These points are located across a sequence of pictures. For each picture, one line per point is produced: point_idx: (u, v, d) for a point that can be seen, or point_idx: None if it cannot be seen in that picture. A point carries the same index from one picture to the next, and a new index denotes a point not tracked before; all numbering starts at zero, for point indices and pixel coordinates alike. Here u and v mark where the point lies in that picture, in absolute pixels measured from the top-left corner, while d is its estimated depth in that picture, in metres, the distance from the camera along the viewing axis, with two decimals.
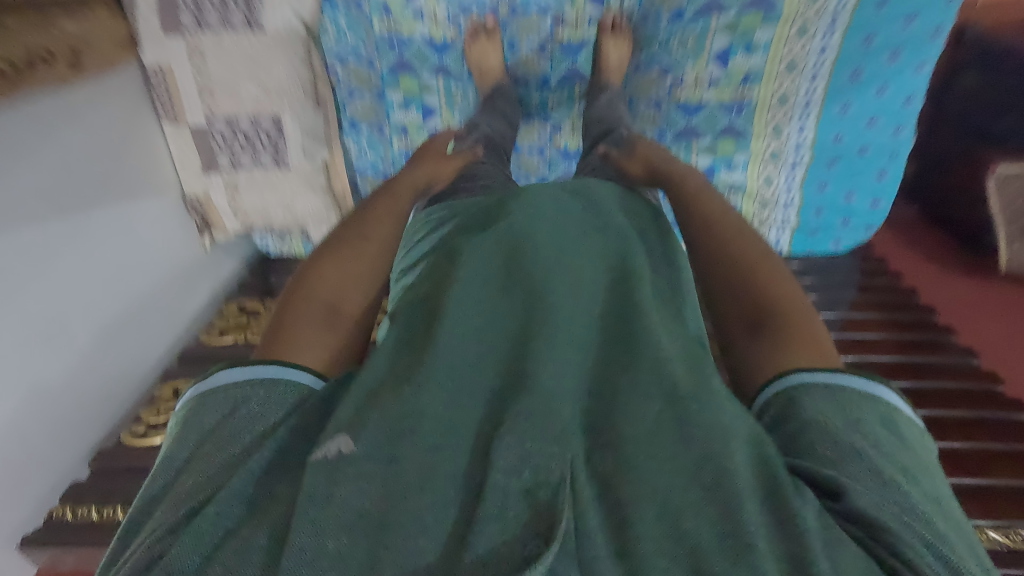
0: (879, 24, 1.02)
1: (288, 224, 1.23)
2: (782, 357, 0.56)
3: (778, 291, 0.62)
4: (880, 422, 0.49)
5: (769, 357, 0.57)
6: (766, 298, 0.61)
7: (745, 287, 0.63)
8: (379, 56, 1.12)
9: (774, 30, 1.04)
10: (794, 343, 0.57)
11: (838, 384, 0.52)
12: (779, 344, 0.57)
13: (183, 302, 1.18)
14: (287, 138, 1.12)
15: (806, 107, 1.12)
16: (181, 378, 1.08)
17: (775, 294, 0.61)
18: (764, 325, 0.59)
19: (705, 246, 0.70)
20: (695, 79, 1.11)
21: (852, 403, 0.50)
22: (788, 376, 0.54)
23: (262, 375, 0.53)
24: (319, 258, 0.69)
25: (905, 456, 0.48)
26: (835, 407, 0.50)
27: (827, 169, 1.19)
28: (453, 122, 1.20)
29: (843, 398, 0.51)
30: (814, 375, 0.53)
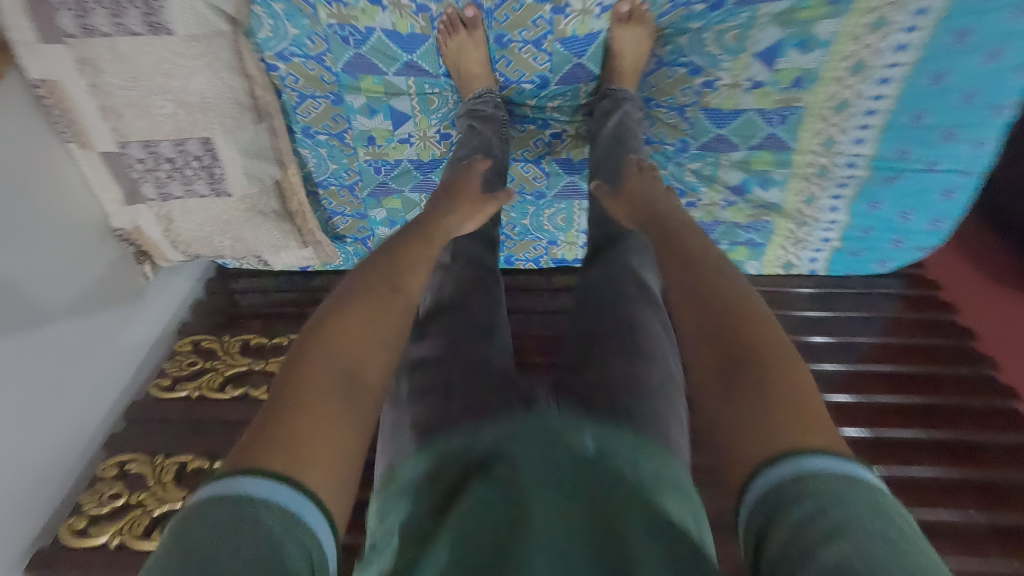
0: (980, 13, 0.78)
1: (241, 253, 1.05)
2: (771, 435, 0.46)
3: (764, 347, 0.52)
4: (868, 511, 0.41)
5: (754, 432, 0.46)
6: (753, 355, 0.51)
7: (728, 343, 0.53)
8: (331, 52, 0.88)
9: (841, 21, 0.80)
10: (784, 413, 0.47)
11: (811, 468, 0.43)
12: (769, 414, 0.47)
13: (123, 345, 1.02)
14: (224, 162, 0.90)
15: (868, 116, 0.90)
16: (125, 448, 0.95)
17: (763, 350, 0.52)
18: (749, 389, 0.49)
19: (684, 288, 0.60)
20: (733, 81, 0.88)
21: (837, 492, 0.41)
22: (755, 480, 0.44)
23: (282, 502, 0.43)
24: (352, 303, 0.58)
25: (909, 552, 0.39)
26: (812, 509, 0.41)
27: (886, 186, 0.98)
28: (430, 129, 0.99)
29: (822, 491, 0.42)
30: (799, 457, 0.44)
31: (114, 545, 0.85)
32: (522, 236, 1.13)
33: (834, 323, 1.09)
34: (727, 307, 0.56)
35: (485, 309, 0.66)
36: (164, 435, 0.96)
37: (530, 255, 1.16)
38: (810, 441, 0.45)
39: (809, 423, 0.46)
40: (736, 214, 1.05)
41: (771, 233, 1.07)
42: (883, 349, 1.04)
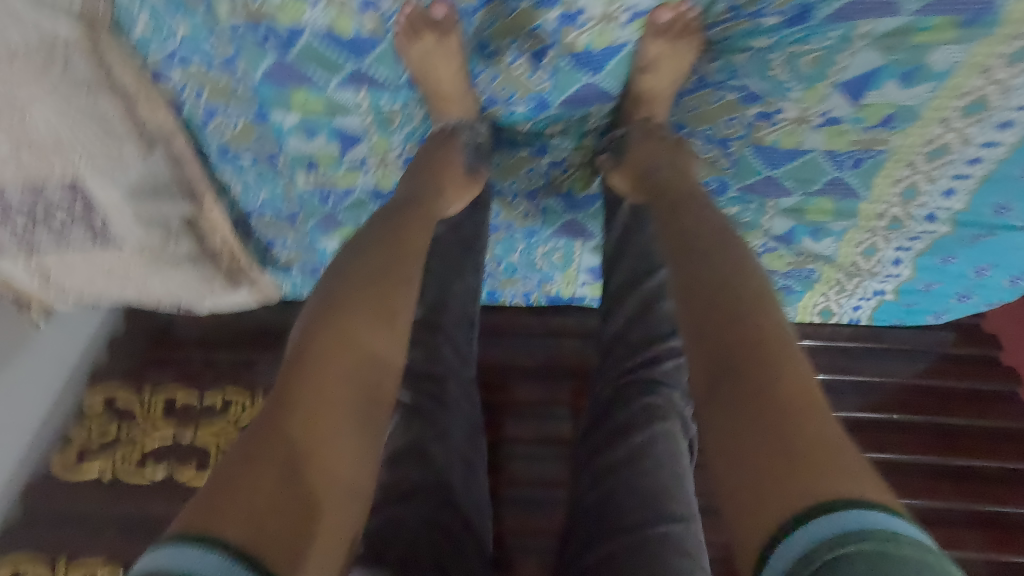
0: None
1: (151, 301, 0.83)
2: (786, 485, 0.36)
3: (774, 355, 0.41)
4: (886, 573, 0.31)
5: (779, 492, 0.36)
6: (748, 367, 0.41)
7: (726, 354, 0.43)
8: (242, 57, 0.62)
9: (968, 48, 0.57)
10: (795, 454, 0.37)
11: (808, 550, 0.33)
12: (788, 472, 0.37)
13: (12, 417, 0.81)
14: (105, 209, 0.67)
15: (970, 165, 0.67)
16: (22, 551, 0.78)
17: (770, 366, 0.41)
18: (745, 413, 0.40)
19: (683, 286, 0.50)
20: (800, 116, 0.65)
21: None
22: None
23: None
24: (337, 296, 0.50)
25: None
26: None
27: (966, 244, 0.77)
28: (390, 152, 0.75)
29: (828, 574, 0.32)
30: (807, 524, 0.34)
31: None
32: (509, 273, 0.92)
33: (860, 389, 0.95)
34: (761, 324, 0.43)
35: (460, 505, 0.49)
36: (67, 533, 0.80)
37: (518, 291, 0.96)
38: (827, 492, 0.35)
39: (825, 460, 0.36)
40: (774, 262, 0.85)
41: (812, 282, 0.88)
42: (913, 431, 0.91)
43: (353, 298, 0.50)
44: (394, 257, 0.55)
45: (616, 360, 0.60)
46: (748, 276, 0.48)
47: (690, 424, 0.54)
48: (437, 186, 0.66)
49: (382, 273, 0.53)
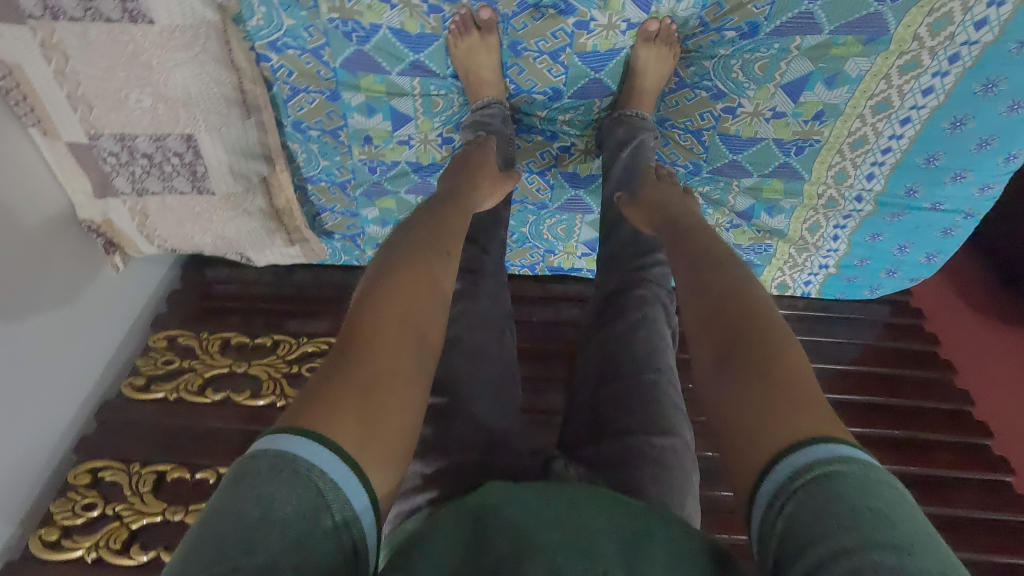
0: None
1: (221, 250, 0.99)
2: (789, 426, 0.43)
3: (774, 335, 0.49)
4: (857, 487, 0.38)
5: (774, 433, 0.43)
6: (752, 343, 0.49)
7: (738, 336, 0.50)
8: (330, 46, 0.81)
9: (871, 60, 0.78)
10: (796, 407, 0.44)
11: (813, 465, 0.40)
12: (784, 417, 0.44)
13: (94, 342, 0.95)
14: (206, 162, 0.84)
15: (883, 154, 0.88)
16: (98, 454, 0.91)
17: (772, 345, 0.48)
18: (754, 381, 0.47)
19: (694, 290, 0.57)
20: (754, 111, 0.85)
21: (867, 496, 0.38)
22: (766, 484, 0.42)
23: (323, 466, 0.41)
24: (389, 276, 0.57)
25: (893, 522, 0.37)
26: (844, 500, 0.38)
27: (888, 221, 0.97)
28: (432, 132, 0.93)
29: (811, 487, 0.39)
30: (806, 454, 0.41)
31: (91, 559, 0.82)
32: (519, 243, 1.10)
33: (817, 351, 1.11)
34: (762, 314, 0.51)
35: (497, 368, 0.64)
36: (138, 438, 0.93)
37: (525, 261, 1.13)
38: (820, 430, 0.42)
39: (818, 413, 0.43)
40: (738, 236, 1.04)
41: (770, 256, 1.07)
42: (861, 377, 1.07)
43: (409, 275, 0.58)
44: (427, 236, 0.64)
45: (611, 276, 0.78)
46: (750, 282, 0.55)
47: (671, 315, 0.72)
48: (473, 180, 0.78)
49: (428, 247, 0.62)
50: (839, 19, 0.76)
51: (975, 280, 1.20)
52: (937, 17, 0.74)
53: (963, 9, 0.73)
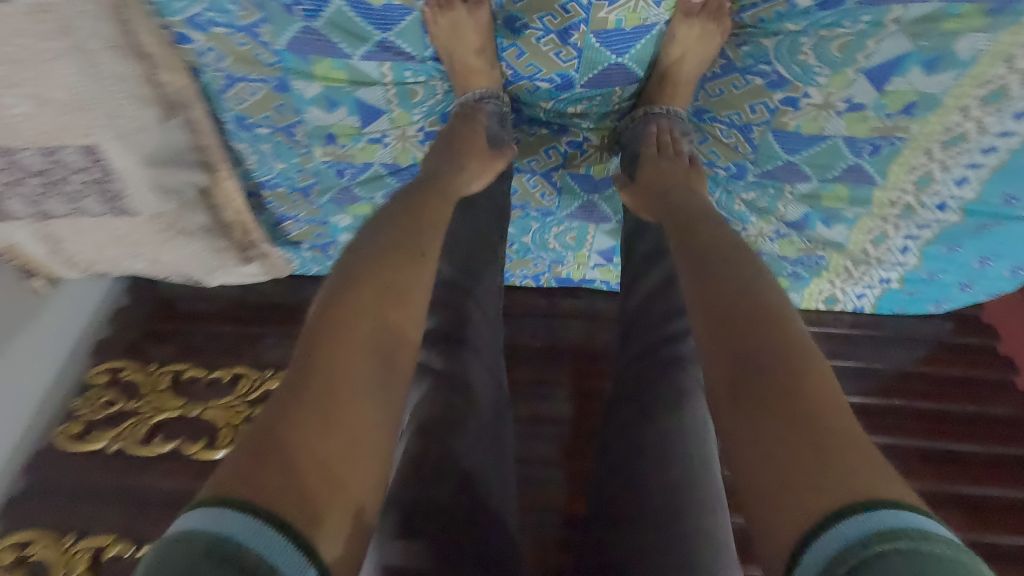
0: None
1: (160, 274, 0.82)
2: (821, 484, 0.34)
3: (792, 348, 0.40)
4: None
5: (796, 494, 0.35)
6: (775, 365, 0.39)
7: (754, 359, 0.40)
8: (270, 22, 0.61)
9: (989, 36, 0.58)
10: (828, 460, 0.35)
11: (852, 545, 0.31)
12: (806, 461, 0.35)
13: (17, 387, 0.80)
14: (124, 178, 0.66)
15: (985, 155, 0.69)
16: (25, 522, 0.77)
17: (790, 357, 0.40)
18: (776, 417, 0.38)
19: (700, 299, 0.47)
20: (824, 100, 0.66)
21: None
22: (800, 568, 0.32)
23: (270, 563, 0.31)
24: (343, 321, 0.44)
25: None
26: None
27: (973, 233, 0.79)
28: (411, 127, 0.73)
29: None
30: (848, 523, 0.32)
31: None
32: (520, 253, 0.92)
33: (861, 378, 0.97)
34: (769, 315, 0.43)
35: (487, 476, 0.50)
36: (72, 503, 0.79)
37: (528, 272, 0.96)
38: (869, 494, 0.33)
39: (857, 462, 0.35)
40: (786, 247, 0.86)
41: (821, 269, 0.90)
42: (917, 417, 0.92)
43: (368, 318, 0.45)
44: (395, 258, 0.50)
45: (632, 334, 0.62)
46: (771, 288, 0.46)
47: None
48: (459, 174, 0.64)
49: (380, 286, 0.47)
50: None
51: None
52: None
53: None
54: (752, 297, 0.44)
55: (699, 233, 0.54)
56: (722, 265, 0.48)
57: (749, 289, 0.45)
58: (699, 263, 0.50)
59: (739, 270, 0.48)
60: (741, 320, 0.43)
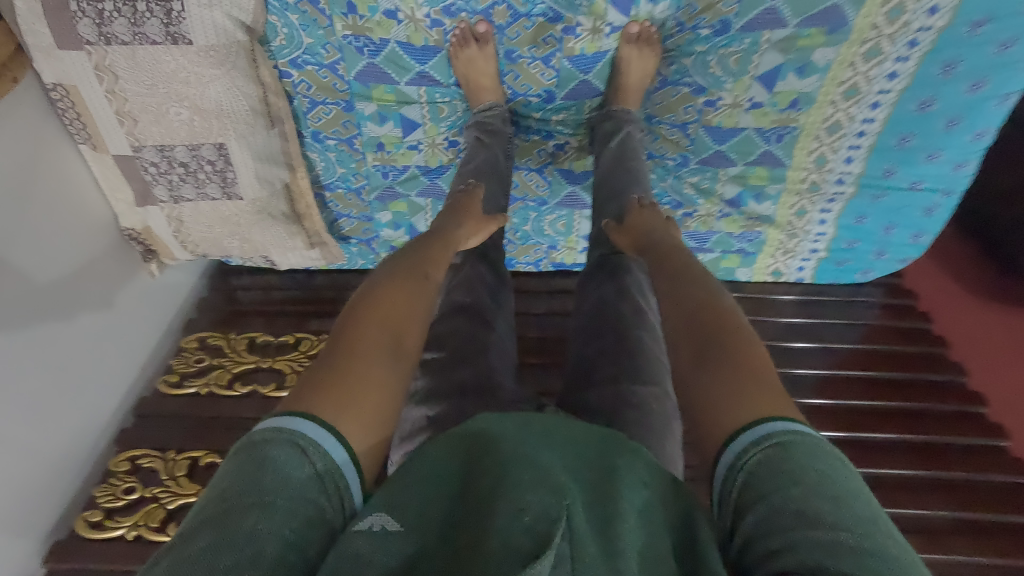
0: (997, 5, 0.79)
1: (248, 255, 1.08)
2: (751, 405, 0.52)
3: (739, 332, 0.59)
4: (809, 455, 0.47)
5: (734, 409, 0.52)
6: (733, 343, 0.58)
7: (694, 319, 0.62)
8: (345, 62, 0.90)
9: (837, 50, 0.85)
10: (756, 387, 0.53)
11: (765, 435, 0.48)
12: (743, 392, 0.53)
13: (132, 341, 1.03)
14: (235, 166, 0.92)
15: (859, 137, 0.94)
16: (138, 442, 0.98)
17: (736, 338, 0.58)
18: (728, 371, 0.55)
19: (659, 293, 0.69)
20: (733, 101, 0.92)
21: (800, 460, 0.46)
22: (720, 463, 0.50)
23: (314, 440, 0.50)
24: (375, 293, 0.65)
25: (837, 481, 0.45)
26: (783, 454, 0.47)
27: (871, 202, 1.03)
28: (439, 136, 1.01)
29: (771, 453, 0.47)
30: (771, 424, 0.50)
31: (130, 537, 0.87)
32: (523, 241, 1.16)
33: (812, 331, 1.15)
34: (726, 315, 0.61)
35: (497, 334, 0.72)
36: (171, 431, 0.99)
37: (530, 258, 1.19)
38: (778, 412, 0.51)
39: (775, 397, 0.52)
40: (731, 225, 1.10)
41: (763, 243, 1.12)
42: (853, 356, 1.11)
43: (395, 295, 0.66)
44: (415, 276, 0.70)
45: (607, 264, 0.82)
46: (708, 279, 0.67)
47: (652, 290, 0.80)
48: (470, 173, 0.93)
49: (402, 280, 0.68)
50: (802, 15, 0.83)
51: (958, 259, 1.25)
52: (892, 7, 0.80)
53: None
54: (714, 303, 0.63)
55: (670, 257, 0.72)
56: (686, 280, 0.68)
57: (715, 298, 0.64)
58: (669, 276, 0.69)
59: (701, 283, 0.67)
60: (706, 315, 0.62)
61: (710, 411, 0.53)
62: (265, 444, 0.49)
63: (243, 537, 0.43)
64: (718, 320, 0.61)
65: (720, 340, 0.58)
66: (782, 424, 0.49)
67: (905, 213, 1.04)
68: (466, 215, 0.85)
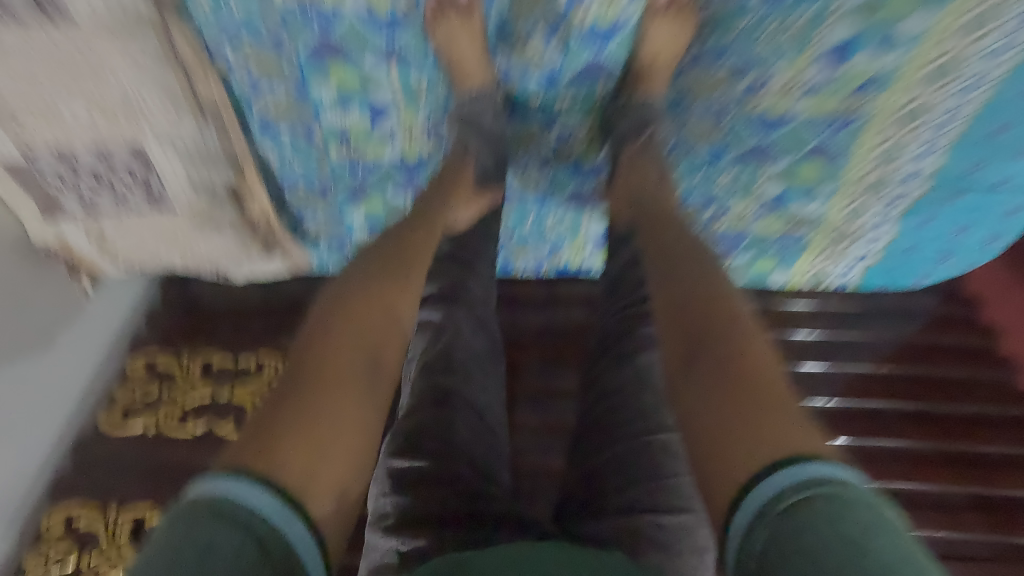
0: None
1: (194, 267, 0.91)
2: (764, 438, 0.44)
3: (740, 336, 0.51)
4: (850, 519, 0.38)
5: (747, 451, 0.43)
6: (734, 350, 0.50)
7: (683, 317, 0.54)
8: (290, 36, 0.69)
9: (933, 14, 0.65)
10: (765, 413, 0.45)
11: (796, 485, 0.40)
12: (752, 421, 0.45)
13: (64, 373, 0.87)
14: (160, 171, 0.76)
15: (942, 126, 0.75)
16: (77, 492, 0.85)
17: (737, 343, 0.50)
18: (728, 392, 0.47)
19: (650, 282, 0.61)
20: (789, 82, 0.72)
21: (838, 522, 0.38)
22: (737, 515, 0.41)
23: (273, 524, 0.39)
24: (336, 319, 0.53)
25: (870, 553, 0.37)
26: (822, 519, 0.38)
27: (944, 202, 0.85)
28: (416, 124, 0.81)
29: (802, 507, 0.39)
30: (793, 466, 0.41)
31: None
32: (520, 243, 0.97)
33: (853, 350, 1.00)
34: (721, 313, 0.53)
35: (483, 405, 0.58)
36: (116, 478, 0.86)
37: (529, 262, 1.00)
38: (799, 443, 0.43)
39: (782, 416, 0.45)
40: (768, 225, 0.91)
41: (805, 246, 0.94)
42: (894, 382, 0.98)
43: (346, 355, 0.51)
44: (387, 280, 0.58)
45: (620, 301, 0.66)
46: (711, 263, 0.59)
47: None
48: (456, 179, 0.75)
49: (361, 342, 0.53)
50: None
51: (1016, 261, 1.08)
52: None
53: None
54: (709, 299, 0.54)
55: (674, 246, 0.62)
56: (681, 272, 0.58)
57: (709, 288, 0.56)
58: (665, 270, 0.60)
59: (696, 274, 0.58)
60: (701, 319, 0.53)
61: (718, 443, 0.45)
62: (209, 527, 0.37)
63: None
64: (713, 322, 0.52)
65: (719, 350, 0.50)
66: (812, 468, 0.40)
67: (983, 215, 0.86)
68: (442, 242, 0.69)
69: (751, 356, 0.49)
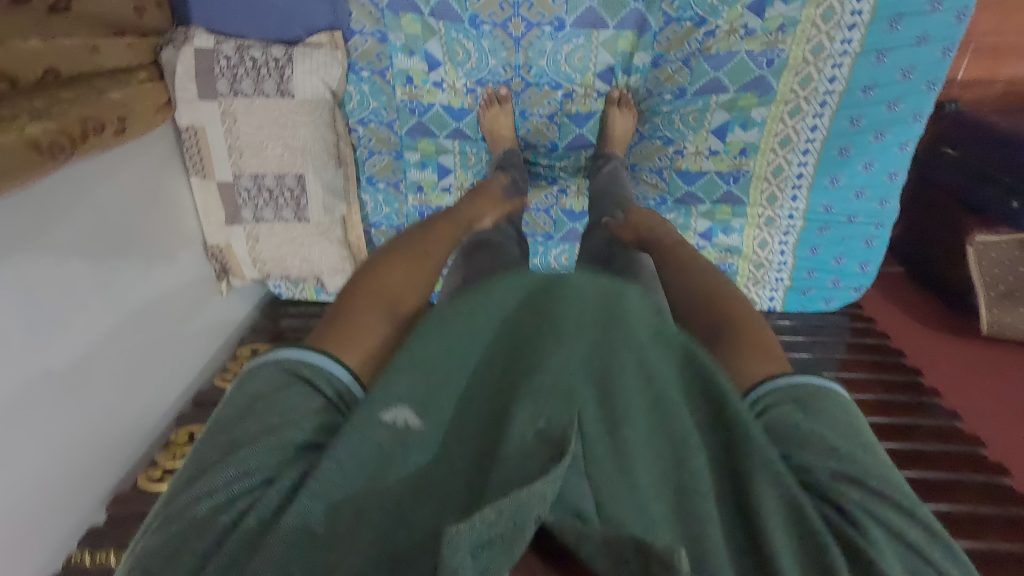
0: (877, 75, 1.08)
1: (304, 273, 1.27)
2: (751, 362, 0.61)
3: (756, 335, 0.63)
4: (837, 410, 0.57)
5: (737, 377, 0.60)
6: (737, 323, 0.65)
7: (687, 292, 0.73)
8: (400, 120, 1.18)
9: (768, 108, 1.12)
10: (751, 350, 0.62)
11: (796, 382, 0.58)
12: (741, 356, 0.62)
13: (197, 339, 1.20)
14: (308, 194, 1.17)
15: (799, 178, 1.19)
16: (195, 420, 1.13)
17: (738, 324, 0.65)
18: (734, 341, 0.64)
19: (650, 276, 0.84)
20: (695, 150, 1.18)
21: (831, 410, 0.57)
22: (761, 387, 0.58)
23: (288, 354, 0.58)
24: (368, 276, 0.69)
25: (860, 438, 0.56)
26: (823, 405, 0.57)
27: (819, 234, 1.25)
28: (466, 181, 1.24)
29: (807, 396, 0.57)
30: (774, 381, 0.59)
31: None
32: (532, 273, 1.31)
33: (808, 343, 1.29)
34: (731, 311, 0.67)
35: None
36: None
37: None
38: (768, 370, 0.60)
39: (767, 355, 0.62)
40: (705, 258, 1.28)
41: (736, 274, 1.30)
42: (845, 359, 1.25)
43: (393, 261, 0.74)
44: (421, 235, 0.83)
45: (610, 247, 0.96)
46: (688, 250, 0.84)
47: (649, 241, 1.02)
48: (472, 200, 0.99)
49: (409, 250, 0.77)
50: (738, 83, 1.10)
51: (912, 298, 1.53)
52: (803, 77, 1.09)
53: (819, 72, 1.08)
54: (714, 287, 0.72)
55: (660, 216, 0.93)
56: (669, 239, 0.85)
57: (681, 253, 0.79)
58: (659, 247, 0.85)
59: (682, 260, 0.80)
60: (705, 300, 0.70)
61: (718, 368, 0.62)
62: (262, 375, 0.57)
63: (252, 442, 0.50)
64: (722, 308, 0.68)
65: (722, 312, 0.68)
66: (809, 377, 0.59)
67: (854, 243, 1.26)
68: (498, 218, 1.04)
69: (749, 320, 0.66)
